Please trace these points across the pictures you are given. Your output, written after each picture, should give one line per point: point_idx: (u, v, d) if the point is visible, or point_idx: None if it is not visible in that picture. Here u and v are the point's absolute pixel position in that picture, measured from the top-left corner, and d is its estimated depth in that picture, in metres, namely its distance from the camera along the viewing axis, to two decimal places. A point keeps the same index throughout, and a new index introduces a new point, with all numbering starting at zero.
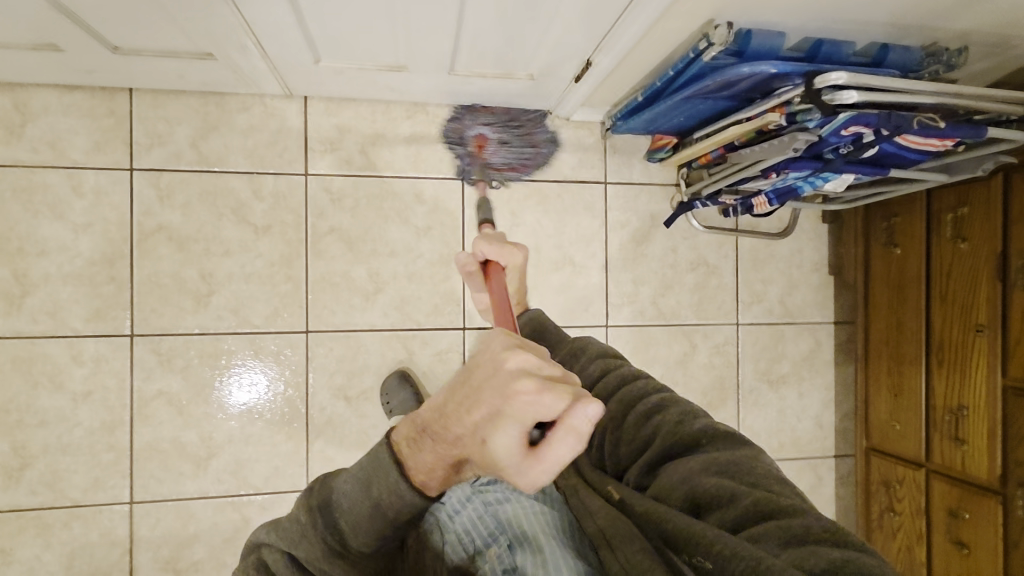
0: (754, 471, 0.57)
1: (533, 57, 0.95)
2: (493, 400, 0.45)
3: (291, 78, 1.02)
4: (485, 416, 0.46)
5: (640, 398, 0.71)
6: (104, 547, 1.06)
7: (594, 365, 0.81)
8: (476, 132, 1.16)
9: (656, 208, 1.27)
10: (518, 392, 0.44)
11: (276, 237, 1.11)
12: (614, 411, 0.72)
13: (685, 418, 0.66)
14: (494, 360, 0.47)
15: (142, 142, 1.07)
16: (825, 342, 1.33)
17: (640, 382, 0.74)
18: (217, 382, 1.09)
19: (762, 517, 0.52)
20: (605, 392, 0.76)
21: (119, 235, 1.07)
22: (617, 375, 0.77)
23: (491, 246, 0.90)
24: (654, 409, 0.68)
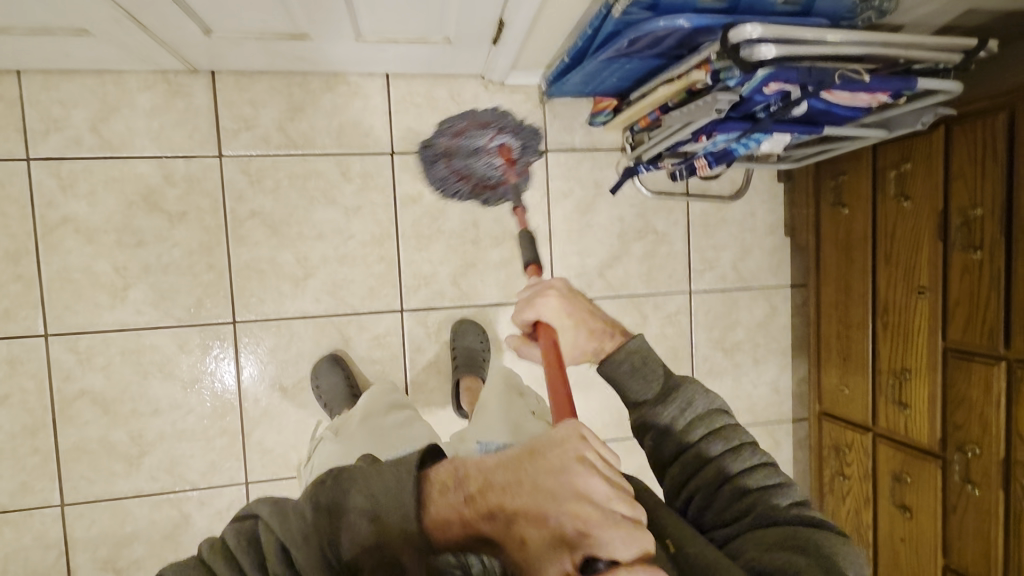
0: (828, 560, 0.61)
1: (443, 16, 0.88)
2: (551, 507, 0.49)
3: (188, 52, 0.94)
4: (545, 521, 0.49)
5: (742, 473, 0.70)
6: (38, 550, 1.03)
7: (701, 422, 0.73)
8: (489, 146, 1.11)
9: (601, 175, 1.21)
10: (582, 514, 0.49)
11: (194, 224, 1.06)
12: (710, 473, 0.70)
13: (781, 505, 0.67)
14: (568, 466, 0.51)
15: (37, 129, 1.00)
16: (780, 305, 1.30)
17: (746, 455, 0.71)
18: (143, 377, 1.05)
19: None
20: (702, 454, 0.71)
21: (21, 230, 1.00)
22: (721, 439, 0.72)
23: (526, 309, 0.86)
24: (752, 486, 0.69)
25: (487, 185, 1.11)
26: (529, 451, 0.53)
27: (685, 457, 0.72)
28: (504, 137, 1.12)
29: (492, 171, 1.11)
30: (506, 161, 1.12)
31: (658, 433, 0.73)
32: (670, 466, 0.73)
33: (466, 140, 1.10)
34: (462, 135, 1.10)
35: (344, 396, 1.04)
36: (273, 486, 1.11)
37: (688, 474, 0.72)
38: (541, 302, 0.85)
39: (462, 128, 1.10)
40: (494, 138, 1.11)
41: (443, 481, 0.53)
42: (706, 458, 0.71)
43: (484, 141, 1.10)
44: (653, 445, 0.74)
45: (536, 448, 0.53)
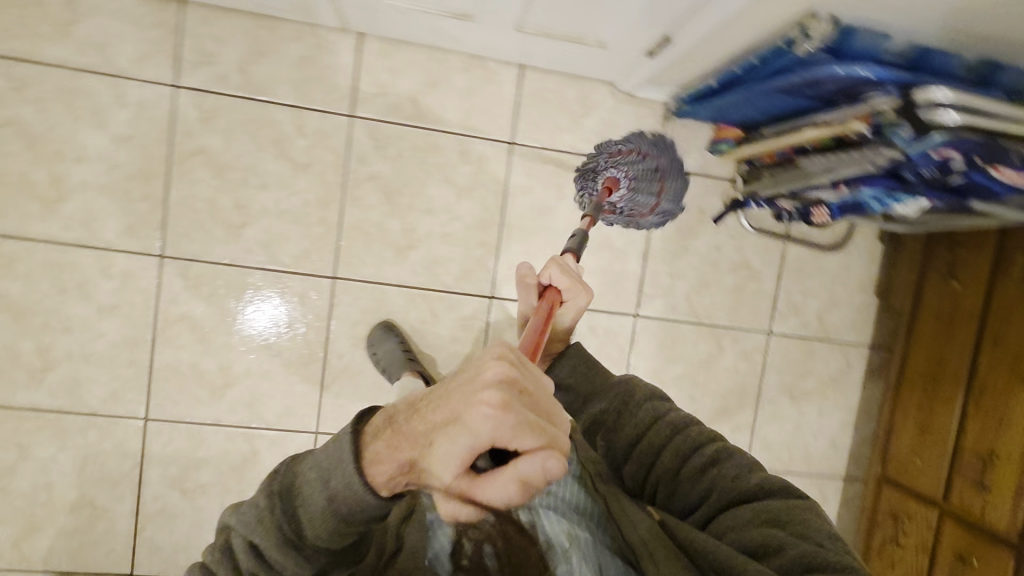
0: (803, 525, 0.62)
1: (608, 22, 0.89)
2: (458, 405, 0.45)
3: (349, 11, 0.96)
4: (445, 415, 0.46)
5: (695, 451, 0.72)
6: (116, 457, 1.08)
7: (644, 411, 0.79)
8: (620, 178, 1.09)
9: (707, 202, 1.21)
10: (485, 403, 0.44)
11: (315, 177, 1.08)
12: (665, 460, 0.73)
13: (741, 476, 0.68)
14: (478, 364, 0.47)
15: (190, 59, 1.03)
16: (856, 363, 1.29)
17: (692, 432, 0.74)
18: (239, 314, 1.09)
19: (807, 568, 0.57)
20: (652, 439, 0.75)
21: (158, 152, 1.04)
22: (668, 422, 0.76)
23: (563, 274, 0.86)
24: (709, 462, 0.70)
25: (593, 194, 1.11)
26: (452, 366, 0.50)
27: (638, 449, 0.76)
28: (624, 170, 1.08)
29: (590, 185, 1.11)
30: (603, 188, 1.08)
31: (609, 429, 0.80)
32: (629, 461, 0.77)
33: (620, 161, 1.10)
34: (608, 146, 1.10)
35: (402, 361, 1.05)
36: None
37: (647, 465, 0.75)
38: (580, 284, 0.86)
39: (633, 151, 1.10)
40: (619, 168, 1.08)
41: (377, 424, 0.53)
42: (660, 444, 0.75)
43: (608, 163, 1.08)
44: (607, 445, 0.79)
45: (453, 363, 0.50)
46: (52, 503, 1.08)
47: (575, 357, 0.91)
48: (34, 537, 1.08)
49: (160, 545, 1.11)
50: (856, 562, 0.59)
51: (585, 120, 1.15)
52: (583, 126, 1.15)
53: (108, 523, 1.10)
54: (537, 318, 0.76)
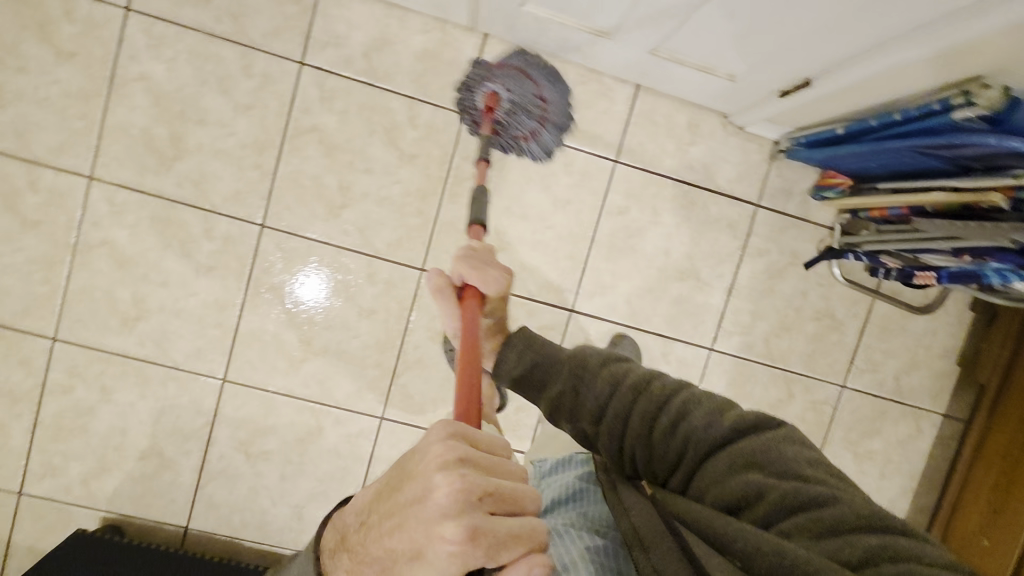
0: (782, 458, 0.54)
1: (750, 56, 0.89)
2: (418, 533, 0.42)
3: (485, 12, 0.97)
4: (408, 543, 0.43)
5: (661, 410, 0.62)
6: (190, 413, 1.11)
7: (602, 380, 0.69)
8: (484, 96, 1.02)
9: (800, 247, 1.19)
10: (446, 537, 0.41)
11: (419, 168, 1.10)
12: (635, 428, 0.62)
13: (713, 422, 0.59)
14: (427, 482, 0.43)
15: (319, 39, 1.05)
16: (926, 431, 1.25)
17: (656, 393, 0.64)
18: (296, 289, 1.10)
19: (792, 509, 0.50)
20: (620, 413, 0.65)
21: (274, 125, 1.06)
22: (627, 386, 0.67)
23: (473, 270, 0.86)
24: (678, 416, 0.61)
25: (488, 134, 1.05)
26: (402, 477, 0.46)
27: (606, 421, 0.65)
28: (502, 85, 1.01)
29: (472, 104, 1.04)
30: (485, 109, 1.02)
31: (570, 414, 0.70)
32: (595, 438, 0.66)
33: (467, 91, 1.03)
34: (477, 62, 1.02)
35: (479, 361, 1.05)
36: (403, 430, 1.15)
37: (615, 436, 0.64)
38: (489, 275, 0.86)
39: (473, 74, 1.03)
40: (499, 88, 1.01)
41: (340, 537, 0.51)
42: (626, 412, 0.65)
43: (483, 76, 1.02)
44: (574, 426, 0.69)
45: (404, 477, 0.46)
46: (124, 447, 1.11)
47: (528, 364, 0.77)
48: (103, 477, 1.12)
49: (218, 503, 1.14)
50: (848, 488, 0.51)
51: (692, 148, 1.14)
52: (688, 154, 1.14)
53: (172, 475, 1.12)
54: (466, 342, 0.76)
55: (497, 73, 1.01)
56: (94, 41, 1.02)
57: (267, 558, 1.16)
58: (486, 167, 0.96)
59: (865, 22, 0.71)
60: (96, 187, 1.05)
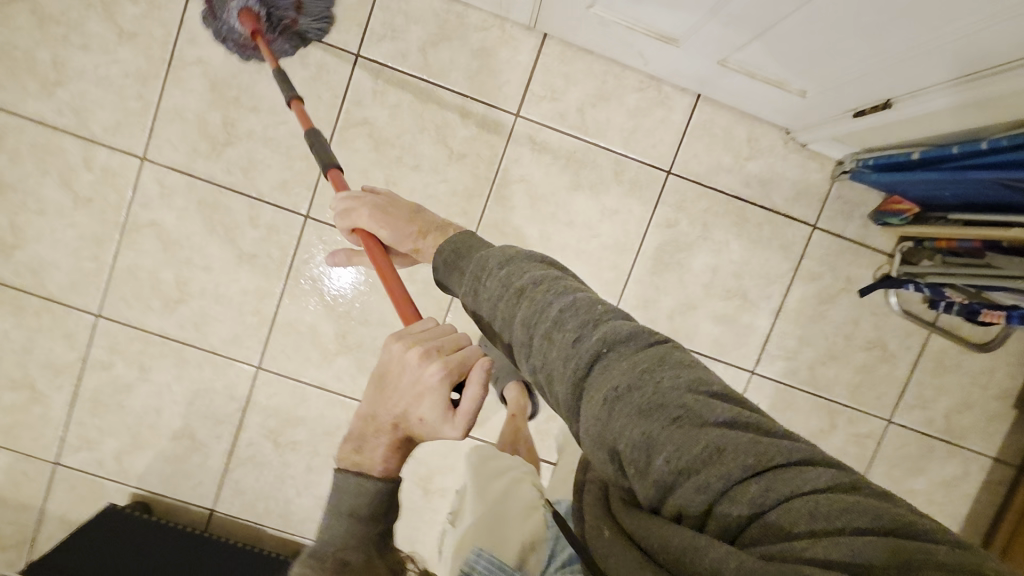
0: (654, 391, 0.43)
1: (827, 76, 0.84)
2: (411, 384, 0.55)
3: (547, 12, 0.95)
4: (409, 398, 0.55)
5: (539, 319, 0.51)
6: (224, 398, 1.12)
7: (493, 280, 0.57)
8: (235, 15, 0.93)
9: (856, 272, 1.14)
10: (431, 374, 0.54)
11: (467, 168, 1.08)
12: (518, 345, 0.52)
13: (584, 337, 0.48)
14: (401, 357, 0.56)
15: (376, 32, 1.04)
16: (974, 473, 1.20)
17: (538, 297, 0.52)
18: (330, 276, 1.09)
19: (682, 475, 0.40)
20: (504, 317, 0.54)
21: (326, 116, 1.05)
22: (506, 301, 0.54)
23: (345, 220, 0.80)
24: (555, 328, 0.49)
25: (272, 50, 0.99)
26: (380, 373, 0.57)
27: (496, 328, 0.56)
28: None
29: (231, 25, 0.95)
30: (249, 33, 0.94)
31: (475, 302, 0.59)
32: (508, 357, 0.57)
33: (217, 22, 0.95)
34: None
35: (512, 369, 1.04)
36: None
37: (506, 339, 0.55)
38: (360, 217, 0.78)
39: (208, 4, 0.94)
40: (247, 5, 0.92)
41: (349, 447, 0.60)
42: (510, 318, 0.54)
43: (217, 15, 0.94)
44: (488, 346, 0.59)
45: (381, 370, 0.57)
46: (157, 427, 1.12)
47: (446, 249, 0.66)
48: (135, 454, 1.13)
49: (245, 489, 1.14)
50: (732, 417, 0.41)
51: (749, 163, 1.10)
52: (745, 169, 1.10)
53: (202, 457, 1.13)
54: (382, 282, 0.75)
55: None
56: (155, 23, 1.02)
57: (288, 547, 1.17)
58: (300, 106, 0.88)
59: (964, 47, 0.65)
60: (147, 168, 1.05)
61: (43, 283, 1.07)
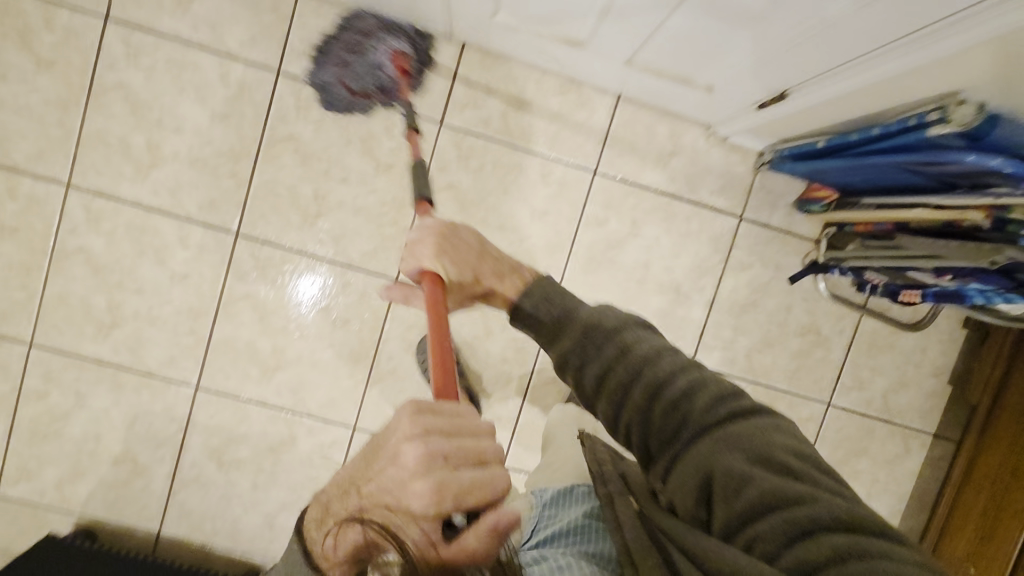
0: (762, 445, 0.57)
1: (725, 70, 0.87)
2: (394, 488, 0.46)
3: (459, 22, 0.97)
4: (387, 502, 0.46)
5: (668, 386, 0.62)
6: (164, 420, 1.11)
7: (610, 344, 0.65)
8: (387, 57, 1.03)
9: (785, 260, 1.16)
10: (417, 490, 0.45)
11: (395, 178, 1.09)
12: (637, 402, 0.62)
13: (710, 405, 0.60)
14: (397, 448, 0.47)
15: (296, 48, 1.05)
16: (915, 451, 1.22)
17: (664, 364, 0.63)
18: (293, 293, 1.10)
19: (769, 509, 0.53)
20: (633, 365, 0.63)
21: (250, 133, 1.06)
22: (635, 357, 0.63)
23: (408, 259, 0.77)
24: (684, 397, 0.61)
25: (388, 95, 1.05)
26: (375, 448, 0.50)
27: (608, 389, 0.64)
28: (404, 43, 1.04)
29: (379, 75, 1.03)
30: (397, 71, 1.03)
31: (578, 365, 0.66)
32: (596, 401, 0.66)
33: (359, 70, 1.03)
34: (312, 71, 1.05)
35: (449, 374, 1.05)
36: None
37: (616, 402, 0.64)
38: (424, 249, 0.75)
39: (349, 57, 1.03)
40: (402, 47, 1.03)
41: (318, 518, 0.53)
42: (629, 383, 0.63)
43: (360, 76, 1.03)
44: (574, 385, 0.67)
45: (378, 442, 0.49)
46: (98, 453, 1.11)
47: (538, 290, 0.71)
48: (76, 482, 1.12)
49: (191, 510, 1.13)
50: (818, 477, 0.55)
51: (673, 159, 1.12)
52: (669, 165, 1.12)
53: (145, 482, 1.12)
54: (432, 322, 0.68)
55: (380, 33, 1.03)
56: (73, 50, 1.03)
57: (238, 566, 1.16)
58: (417, 139, 0.93)
59: (841, 34, 0.67)
60: (72, 195, 1.05)
61: None
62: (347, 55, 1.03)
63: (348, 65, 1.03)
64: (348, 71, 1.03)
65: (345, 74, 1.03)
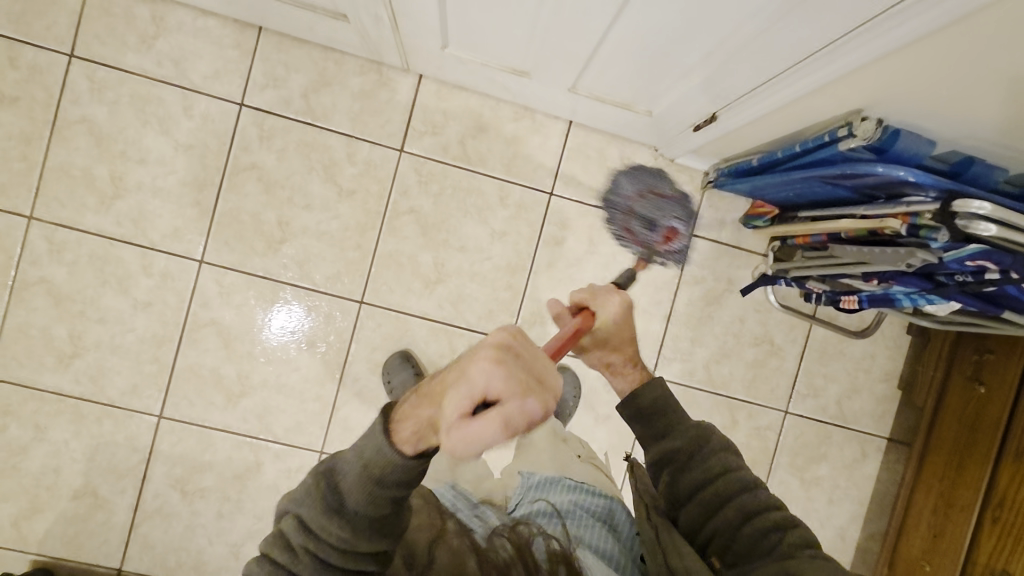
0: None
1: (660, 93, 0.93)
2: (465, 360, 0.48)
3: (413, 56, 1.02)
4: (454, 373, 0.48)
5: (760, 512, 0.65)
6: (126, 450, 1.10)
7: (714, 460, 0.69)
8: (669, 224, 1.19)
9: (736, 274, 1.21)
10: (483, 356, 0.47)
11: (358, 204, 1.12)
12: (727, 515, 0.65)
13: (799, 542, 0.62)
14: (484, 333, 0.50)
15: (258, 81, 1.09)
16: (871, 454, 1.26)
17: (762, 494, 0.66)
18: (266, 329, 1.12)
19: None
20: (732, 484, 0.67)
21: (214, 163, 1.09)
22: (738, 478, 0.68)
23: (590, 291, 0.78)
24: (775, 526, 0.63)
25: (635, 239, 1.18)
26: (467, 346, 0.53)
27: (702, 495, 0.67)
28: (683, 227, 1.20)
29: (651, 234, 1.18)
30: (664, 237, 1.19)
31: (677, 468, 0.70)
32: (684, 504, 0.68)
33: (648, 210, 1.18)
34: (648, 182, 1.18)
35: None
36: None
37: (704, 511, 0.67)
38: (612, 300, 0.76)
39: (654, 194, 1.18)
40: (678, 237, 1.19)
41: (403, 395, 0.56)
42: (724, 497, 0.66)
43: (639, 229, 1.18)
44: (670, 482, 0.70)
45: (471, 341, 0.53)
46: (57, 487, 1.09)
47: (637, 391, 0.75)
48: (34, 519, 1.09)
49: (153, 543, 1.11)
50: None
51: (625, 179, 1.18)
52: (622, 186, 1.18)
53: (106, 515, 1.10)
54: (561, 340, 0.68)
55: (684, 213, 1.19)
56: (37, 87, 1.06)
57: None
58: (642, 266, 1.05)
59: (759, 54, 0.73)
60: (34, 227, 1.06)
61: None
62: (638, 186, 1.18)
63: (637, 203, 1.18)
64: (640, 206, 1.18)
65: (638, 201, 1.18)
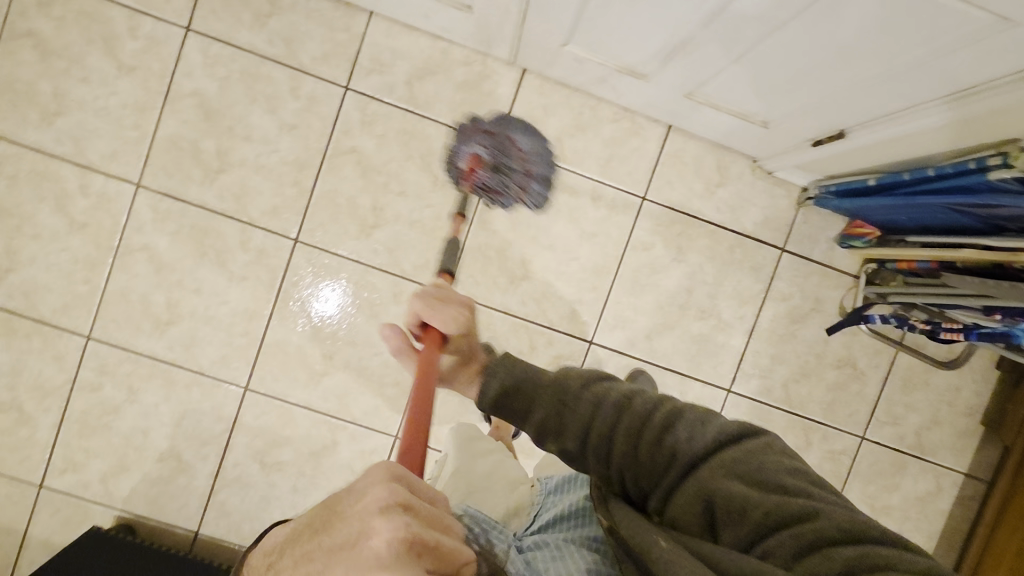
0: (763, 465, 0.52)
1: (781, 107, 0.90)
2: None
3: (525, 51, 1.02)
4: None
5: (646, 423, 0.58)
6: (211, 418, 1.13)
7: (584, 402, 0.61)
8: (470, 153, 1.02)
9: (825, 294, 1.19)
10: None
11: (451, 194, 1.12)
12: (620, 448, 0.57)
13: (693, 434, 0.56)
14: (360, 523, 0.33)
15: (364, 66, 1.09)
16: (947, 489, 1.22)
17: (638, 407, 0.59)
18: (324, 321, 1.13)
19: (779, 525, 0.47)
20: (606, 421, 0.59)
21: (315, 145, 1.10)
22: (614, 403, 0.60)
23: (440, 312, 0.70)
24: (664, 431, 0.57)
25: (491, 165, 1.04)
26: (324, 515, 0.35)
27: (591, 447, 0.59)
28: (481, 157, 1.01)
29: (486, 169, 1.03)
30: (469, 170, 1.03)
31: (556, 435, 0.61)
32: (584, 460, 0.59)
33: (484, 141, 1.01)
34: (512, 125, 1.02)
35: None
36: None
37: (602, 460, 0.58)
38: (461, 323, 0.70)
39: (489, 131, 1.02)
40: (490, 183, 1.02)
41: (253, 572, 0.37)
42: (610, 430, 0.59)
43: (467, 139, 1.02)
44: (560, 452, 0.61)
45: (327, 508, 0.35)
46: (144, 447, 1.13)
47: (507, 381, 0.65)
48: (121, 476, 1.13)
49: (230, 510, 1.14)
50: (828, 493, 0.50)
51: (720, 189, 1.16)
52: (716, 195, 1.16)
53: (187, 479, 1.14)
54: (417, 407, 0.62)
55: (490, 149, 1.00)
56: (153, 58, 1.08)
57: None
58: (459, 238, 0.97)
59: (911, 80, 0.70)
60: (141, 194, 1.09)
61: (34, 305, 1.10)
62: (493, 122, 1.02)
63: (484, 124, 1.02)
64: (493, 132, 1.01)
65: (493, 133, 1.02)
